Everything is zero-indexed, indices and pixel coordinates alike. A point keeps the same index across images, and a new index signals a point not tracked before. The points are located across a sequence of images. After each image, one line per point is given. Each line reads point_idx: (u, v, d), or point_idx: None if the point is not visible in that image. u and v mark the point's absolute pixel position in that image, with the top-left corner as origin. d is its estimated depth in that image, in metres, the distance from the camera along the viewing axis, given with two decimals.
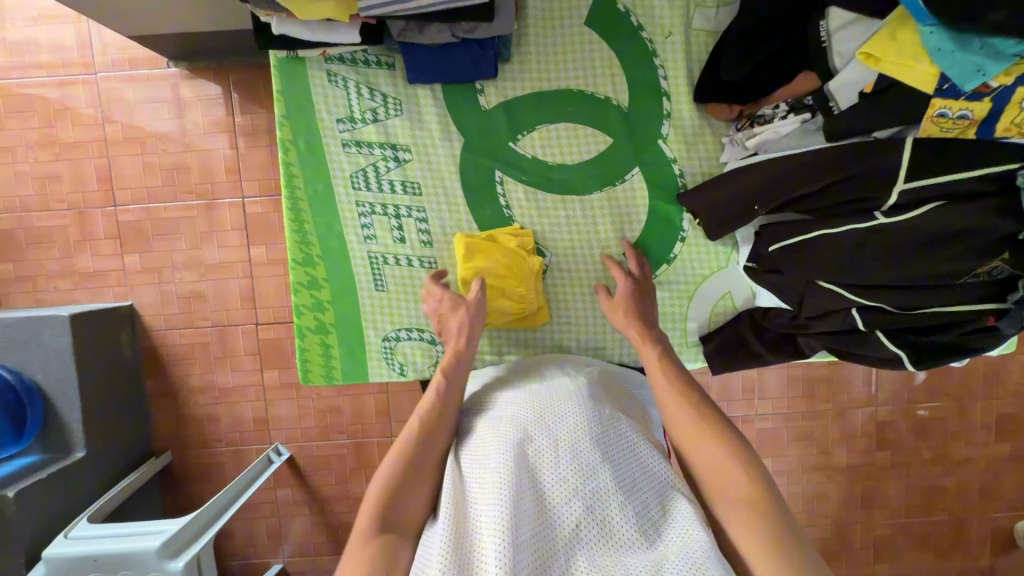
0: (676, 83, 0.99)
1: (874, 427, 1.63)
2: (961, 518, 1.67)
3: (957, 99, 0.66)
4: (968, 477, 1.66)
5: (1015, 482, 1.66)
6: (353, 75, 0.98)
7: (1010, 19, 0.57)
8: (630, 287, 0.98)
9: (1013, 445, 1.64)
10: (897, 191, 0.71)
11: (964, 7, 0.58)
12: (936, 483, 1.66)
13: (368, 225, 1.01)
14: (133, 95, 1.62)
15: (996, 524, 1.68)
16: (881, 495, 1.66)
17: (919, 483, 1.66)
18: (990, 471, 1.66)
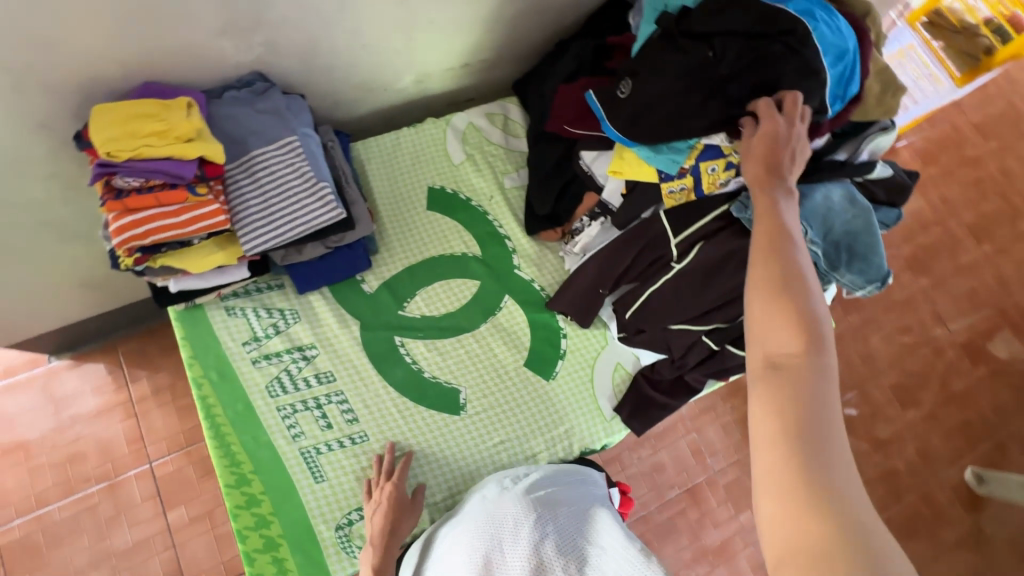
0: (510, 227, 1.28)
1: None
2: (920, 491, 1.82)
3: (673, 180, 0.98)
4: (899, 451, 1.85)
5: (939, 438, 1.87)
6: (249, 303, 1.13)
7: (673, 132, 0.92)
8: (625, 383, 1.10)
9: (917, 408, 1.89)
10: (675, 244, 0.99)
11: (644, 132, 0.93)
12: (881, 467, 1.82)
13: (294, 424, 1.08)
14: (11, 402, 1.58)
15: (951, 484, 1.83)
16: None
17: (869, 473, 1.81)
18: (913, 437, 1.86)
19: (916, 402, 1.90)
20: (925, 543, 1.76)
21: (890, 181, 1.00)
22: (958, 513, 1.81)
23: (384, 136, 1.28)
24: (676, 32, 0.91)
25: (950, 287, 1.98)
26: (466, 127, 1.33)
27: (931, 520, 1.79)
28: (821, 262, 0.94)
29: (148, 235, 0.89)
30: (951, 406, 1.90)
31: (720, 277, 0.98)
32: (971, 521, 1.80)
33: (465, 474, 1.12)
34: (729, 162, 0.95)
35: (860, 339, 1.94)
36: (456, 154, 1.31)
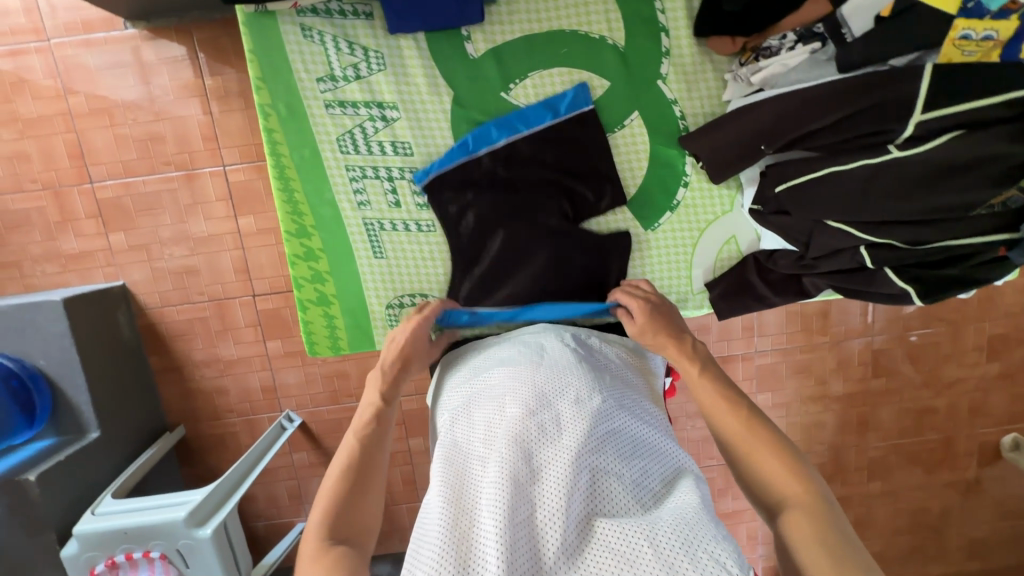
0: (673, 16, 0.93)
1: (870, 356, 1.67)
2: (951, 436, 1.75)
3: (981, 19, 0.64)
4: (956, 395, 1.71)
5: (1003, 397, 1.72)
6: (328, 28, 0.91)
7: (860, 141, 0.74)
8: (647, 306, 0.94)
9: (1003, 363, 1.69)
10: (915, 122, 0.68)
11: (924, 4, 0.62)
12: (928, 405, 1.72)
13: (360, 190, 0.98)
14: (94, 62, 1.51)
15: (983, 439, 1.75)
16: (876, 420, 1.73)
17: (911, 405, 1.72)
18: (976, 388, 1.71)
19: (1007, 357, 1.69)
20: (922, 475, 1.77)
21: None
22: (972, 463, 1.77)
23: None
24: None
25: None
26: None
27: (943, 460, 1.77)
28: None
29: None
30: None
31: (953, 187, 0.69)
32: (977, 473, 1.78)
33: None
34: None
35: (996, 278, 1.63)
36: None
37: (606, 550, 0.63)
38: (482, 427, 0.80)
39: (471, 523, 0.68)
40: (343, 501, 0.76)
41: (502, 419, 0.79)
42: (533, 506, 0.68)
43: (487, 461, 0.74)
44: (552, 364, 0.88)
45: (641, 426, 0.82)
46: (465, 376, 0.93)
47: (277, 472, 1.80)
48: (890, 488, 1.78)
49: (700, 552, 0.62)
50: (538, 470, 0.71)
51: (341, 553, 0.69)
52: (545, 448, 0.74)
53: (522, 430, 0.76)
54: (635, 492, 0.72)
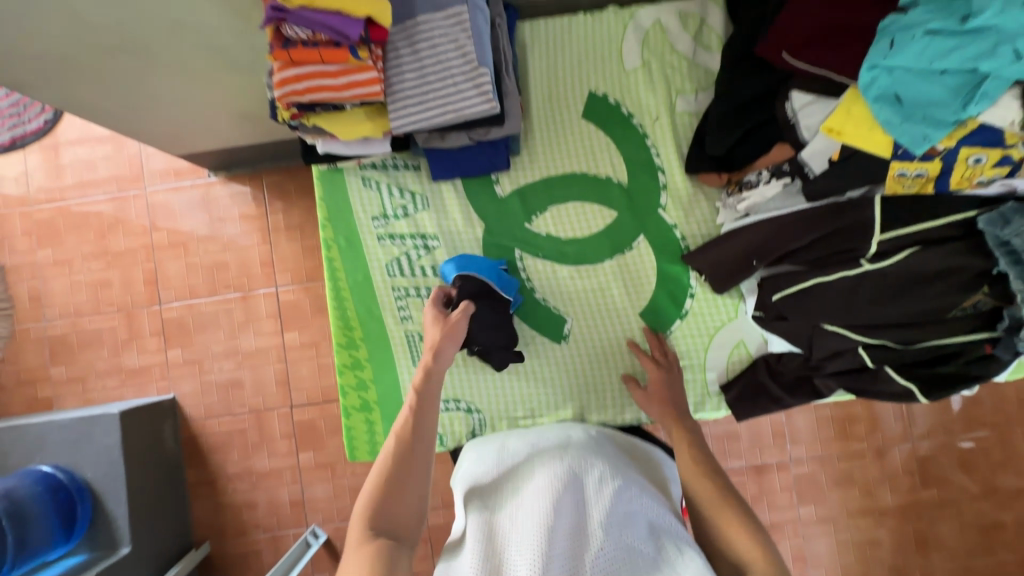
0: (667, 159, 1.12)
1: (916, 463, 1.60)
2: None
3: (911, 161, 0.78)
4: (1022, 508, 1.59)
5: None
6: (384, 179, 1.12)
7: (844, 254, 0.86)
8: (658, 375, 1.06)
9: None
10: (877, 241, 0.81)
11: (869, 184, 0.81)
12: (992, 520, 1.59)
13: (403, 307, 1.12)
14: (178, 204, 1.80)
15: None
16: (936, 537, 1.59)
17: (974, 520, 1.59)
18: None
19: None
20: None
21: None
22: None
23: (556, 20, 1.12)
24: None
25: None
26: (652, 25, 1.11)
27: None
28: None
29: (307, 92, 0.86)
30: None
31: (927, 293, 0.80)
32: None
33: (553, 404, 1.12)
34: (1006, 155, 0.74)
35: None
36: (631, 57, 1.13)
37: None
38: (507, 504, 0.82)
39: None
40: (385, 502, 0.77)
41: (530, 493, 0.81)
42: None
43: (513, 537, 0.75)
44: (577, 447, 0.91)
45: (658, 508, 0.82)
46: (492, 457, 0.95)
47: None
48: None
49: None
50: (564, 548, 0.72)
51: (384, 550, 0.71)
52: (571, 528, 0.75)
53: (552, 502, 0.77)
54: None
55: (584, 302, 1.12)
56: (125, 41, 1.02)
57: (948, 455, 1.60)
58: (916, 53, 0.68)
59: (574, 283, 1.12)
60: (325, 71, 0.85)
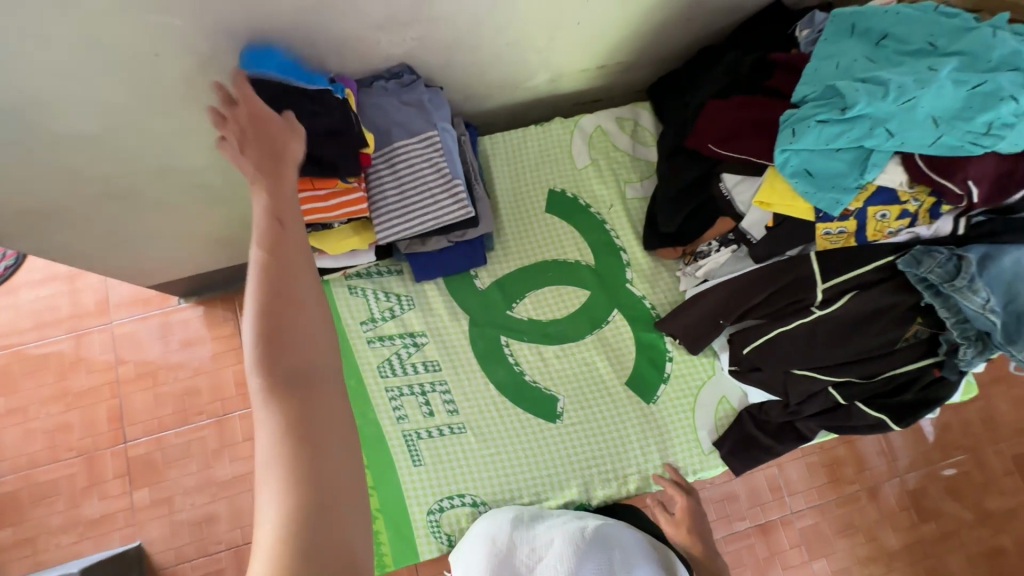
0: (627, 239, 1.25)
1: (908, 498, 1.64)
2: None
3: (832, 222, 0.91)
4: (1013, 528, 1.64)
5: None
6: (370, 285, 1.19)
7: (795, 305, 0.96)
8: (684, 505, 1.15)
9: None
10: (821, 290, 0.92)
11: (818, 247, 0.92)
12: (991, 545, 1.62)
13: (398, 406, 1.13)
14: (145, 333, 1.75)
15: None
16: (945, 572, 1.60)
17: (975, 548, 1.62)
18: None
19: None
20: None
21: None
22: None
23: (512, 135, 1.29)
24: (829, 74, 0.86)
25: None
26: (594, 129, 1.31)
27: None
28: (998, 333, 0.82)
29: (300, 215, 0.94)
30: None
31: (873, 329, 0.90)
32: None
33: (556, 484, 1.13)
34: (904, 209, 0.87)
35: (986, 400, 1.72)
36: (580, 157, 1.30)
37: None
38: None
39: None
40: (272, 371, 0.56)
41: None
42: None
43: None
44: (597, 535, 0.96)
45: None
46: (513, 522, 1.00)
47: None
48: None
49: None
50: None
51: (293, 419, 0.54)
52: None
53: None
54: None
55: (573, 377, 1.17)
56: (115, 186, 1.09)
57: (934, 485, 1.65)
58: (814, 141, 0.84)
59: (561, 361, 1.18)
60: (319, 194, 0.95)
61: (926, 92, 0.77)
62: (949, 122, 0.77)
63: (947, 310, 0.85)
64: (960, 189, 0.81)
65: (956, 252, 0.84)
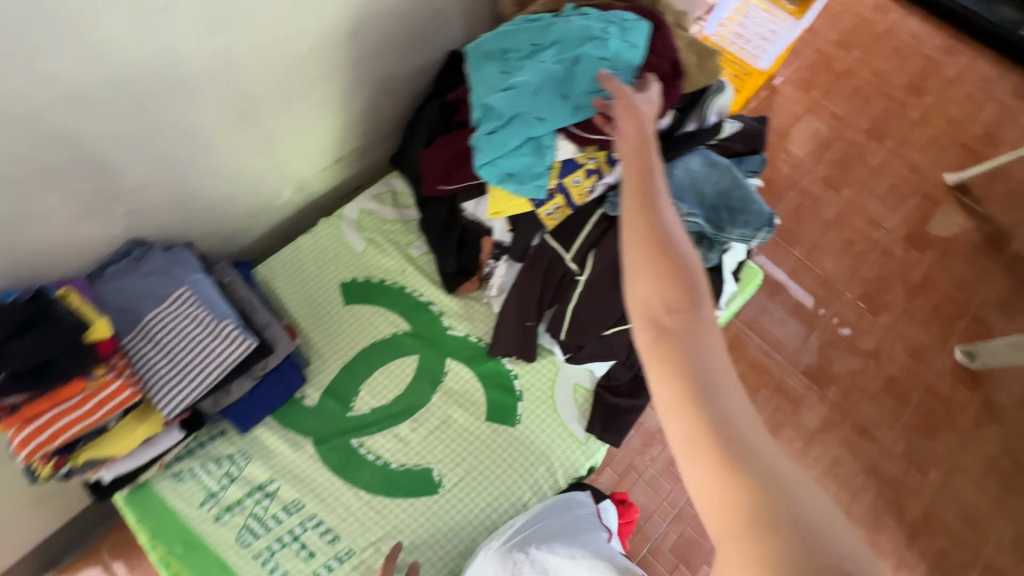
0: (430, 292, 1.30)
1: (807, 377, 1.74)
2: (925, 386, 1.74)
3: (545, 203, 1.02)
4: (892, 355, 1.78)
5: (922, 330, 1.81)
6: (195, 461, 1.10)
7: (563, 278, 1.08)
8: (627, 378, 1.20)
9: (889, 309, 1.83)
10: (572, 260, 1.04)
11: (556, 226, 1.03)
12: (884, 378, 1.75)
13: (274, 566, 1.04)
14: None
15: (948, 370, 1.77)
16: (865, 422, 1.70)
17: (874, 388, 1.73)
18: (896, 340, 1.79)
19: (887, 303, 1.84)
20: (948, 435, 1.69)
21: (743, 132, 1.09)
22: (965, 394, 1.74)
23: (283, 253, 1.30)
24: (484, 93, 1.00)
25: (874, 190, 1.99)
26: (358, 214, 1.37)
27: (944, 410, 1.72)
28: (707, 229, 0.99)
29: (56, 437, 0.87)
30: (918, 297, 1.85)
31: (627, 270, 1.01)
32: (978, 399, 1.74)
33: (466, 550, 1.08)
34: (588, 168, 1.00)
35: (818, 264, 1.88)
36: (357, 243, 1.34)
37: None
38: None
39: None
40: None
41: None
42: None
43: None
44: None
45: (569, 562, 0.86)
46: None
47: None
48: (944, 466, 1.65)
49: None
50: None
51: None
52: None
53: None
54: None
55: (437, 439, 1.17)
56: None
57: (823, 350, 1.78)
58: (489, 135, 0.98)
59: (418, 431, 1.17)
60: (69, 407, 0.88)
61: (542, 83, 0.93)
62: (567, 90, 0.93)
63: None
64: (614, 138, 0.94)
65: None
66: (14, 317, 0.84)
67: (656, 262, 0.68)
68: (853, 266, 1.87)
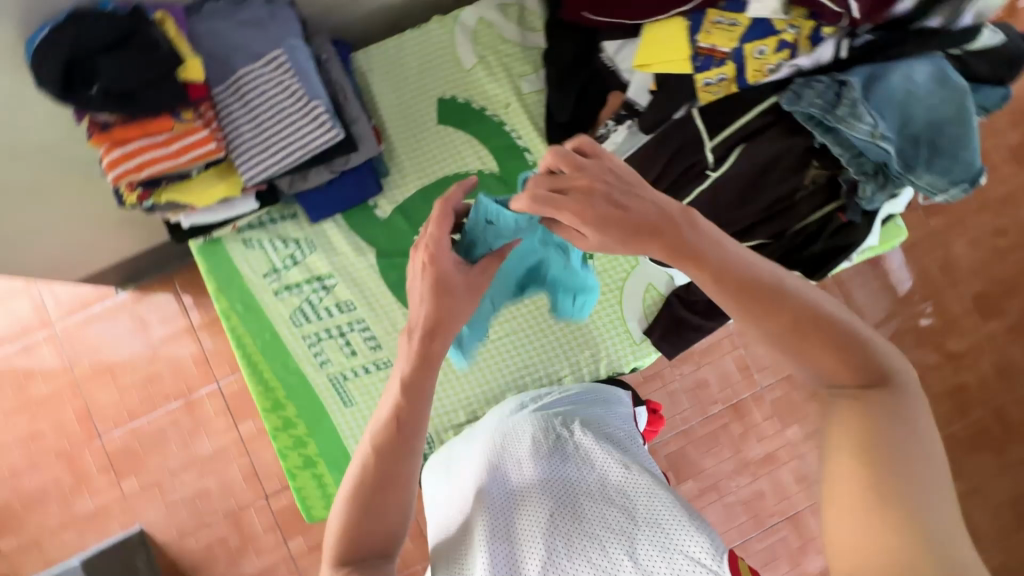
0: (529, 138, 1.16)
1: None
2: (997, 406, 1.54)
3: (710, 70, 0.83)
4: (976, 363, 1.54)
5: None
6: (265, 235, 1.12)
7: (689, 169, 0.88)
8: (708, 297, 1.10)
9: (1003, 319, 1.55)
10: (711, 148, 0.86)
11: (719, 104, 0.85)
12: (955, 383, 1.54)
13: (319, 352, 1.10)
14: (96, 333, 1.56)
15: None
16: None
17: (940, 388, 1.54)
18: (993, 351, 1.54)
19: (1003, 311, 1.55)
20: (995, 460, 1.53)
21: (995, 53, 0.80)
22: None
23: (387, 45, 1.17)
24: None
25: None
26: (477, 22, 1.17)
27: (1005, 435, 1.54)
28: (894, 161, 0.78)
29: (142, 169, 0.86)
30: None
31: (769, 183, 0.86)
32: None
33: (491, 397, 1.13)
34: (781, 40, 0.81)
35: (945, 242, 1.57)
36: (467, 57, 1.18)
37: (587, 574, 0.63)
38: (460, 497, 0.79)
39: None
40: (360, 519, 0.65)
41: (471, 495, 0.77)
42: (513, 545, 0.67)
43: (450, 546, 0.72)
44: (509, 421, 0.88)
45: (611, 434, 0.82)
46: (444, 457, 0.94)
47: None
48: (971, 484, 1.52)
49: (676, 555, 0.61)
50: (507, 523, 0.70)
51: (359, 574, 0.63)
52: (522, 514, 0.70)
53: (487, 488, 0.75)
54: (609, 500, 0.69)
55: None
56: None
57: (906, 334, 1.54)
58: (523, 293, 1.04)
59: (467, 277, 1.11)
60: (159, 144, 0.86)
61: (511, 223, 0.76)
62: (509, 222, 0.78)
63: (840, 147, 0.80)
64: (839, 6, 0.75)
65: (838, 77, 0.79)
66: (112, 25, 0.78)
67: (738, 283, 0.58)
68: (988, 259, 1.55)
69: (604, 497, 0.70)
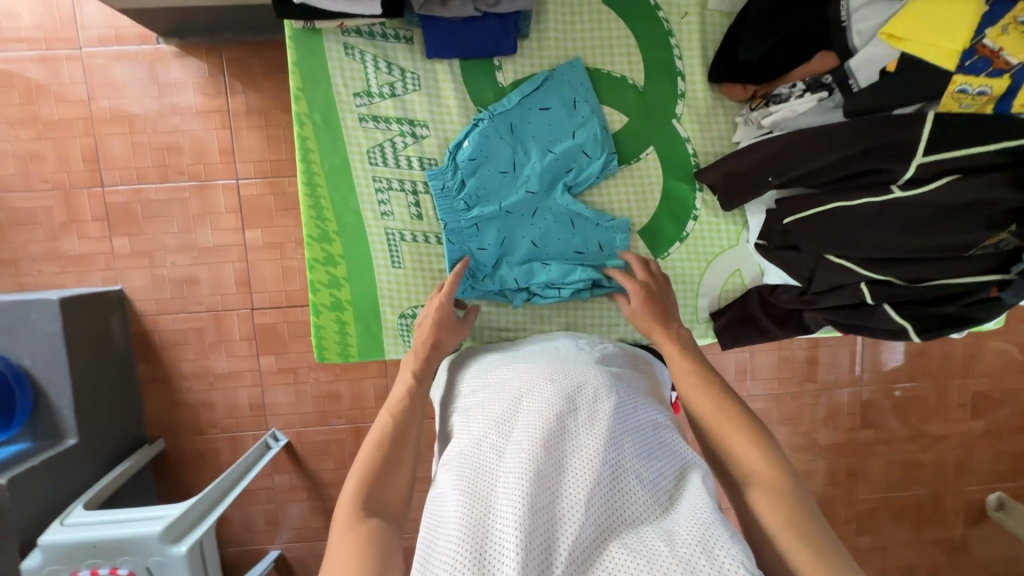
0: (690, 63, 1.01)
1: (858, 406, 1.54)
2: (940, 492, 1.59)
3: (976, 76, 0.72)
4: (941, 450, 1.57)
5: (989, 457, 1.59)
6: (370, 49, 0.97)
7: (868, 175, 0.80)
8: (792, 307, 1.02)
9: (988, 421, 1.57)
10: (915, 165, 0.75)
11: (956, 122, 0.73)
12: (912, 459, 1.57)
13: (384, 201, 1.01)
14: (124, 74, 1.40)
15: (969, 497, 1.60)
16: (862, 471, 1.57)
17: (898, 457, 1.57)
18: (961, 446, 1.58)
19: (993, 415, 1.57)
20: (909, 533, 1.60)
21: None
22: (957, 521, 1.61)
23: None
24: None
25: None
26: None
27: (929, 517, 1.60)
28: None
29: None
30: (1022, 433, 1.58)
31: (953, 227, 0.75)
32: (961, 533, 1.62)
33: (537, 316, 1.07)
34: None
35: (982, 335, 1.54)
36: None
37: (622, 549, 0.55)
38: (495, 417, 0.71)
39: (483, 506, 0.59)
40: (376, 477, 0.72)
41: (511, 426, 0.69)
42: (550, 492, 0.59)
43: (474, 465, 0.65)
44: (567, 362, 0.80)
45: (658, 419, 0.73)
46: (476, 376, 0.85)
47: (255, 495, 1.54)
48: (880, 544, 1.61)
49: (719, 555, 0.53)
50: (553, 465, 0.62)
51: (374, 530, 0.65)
52: (569, 459, 0.63)
53: (541, 423, 0.67)
54: (655, 494, 0.62)
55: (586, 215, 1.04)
56: None
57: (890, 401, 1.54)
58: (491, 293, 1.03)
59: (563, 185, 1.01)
60: None
61: None
62: None
63: None
64: None
65: None
66: None
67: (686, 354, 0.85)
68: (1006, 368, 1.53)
69: (653, 484, 0.63)
